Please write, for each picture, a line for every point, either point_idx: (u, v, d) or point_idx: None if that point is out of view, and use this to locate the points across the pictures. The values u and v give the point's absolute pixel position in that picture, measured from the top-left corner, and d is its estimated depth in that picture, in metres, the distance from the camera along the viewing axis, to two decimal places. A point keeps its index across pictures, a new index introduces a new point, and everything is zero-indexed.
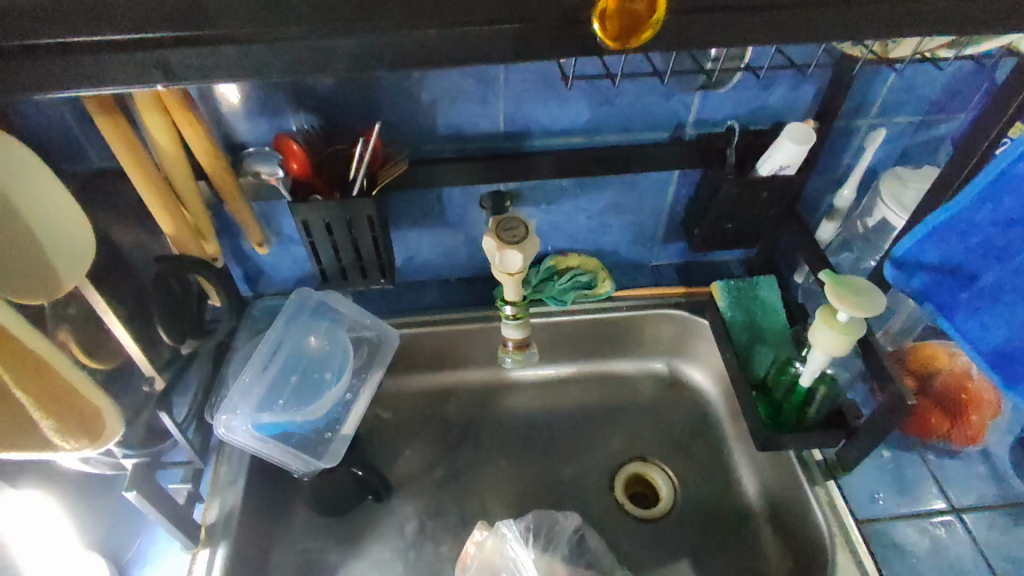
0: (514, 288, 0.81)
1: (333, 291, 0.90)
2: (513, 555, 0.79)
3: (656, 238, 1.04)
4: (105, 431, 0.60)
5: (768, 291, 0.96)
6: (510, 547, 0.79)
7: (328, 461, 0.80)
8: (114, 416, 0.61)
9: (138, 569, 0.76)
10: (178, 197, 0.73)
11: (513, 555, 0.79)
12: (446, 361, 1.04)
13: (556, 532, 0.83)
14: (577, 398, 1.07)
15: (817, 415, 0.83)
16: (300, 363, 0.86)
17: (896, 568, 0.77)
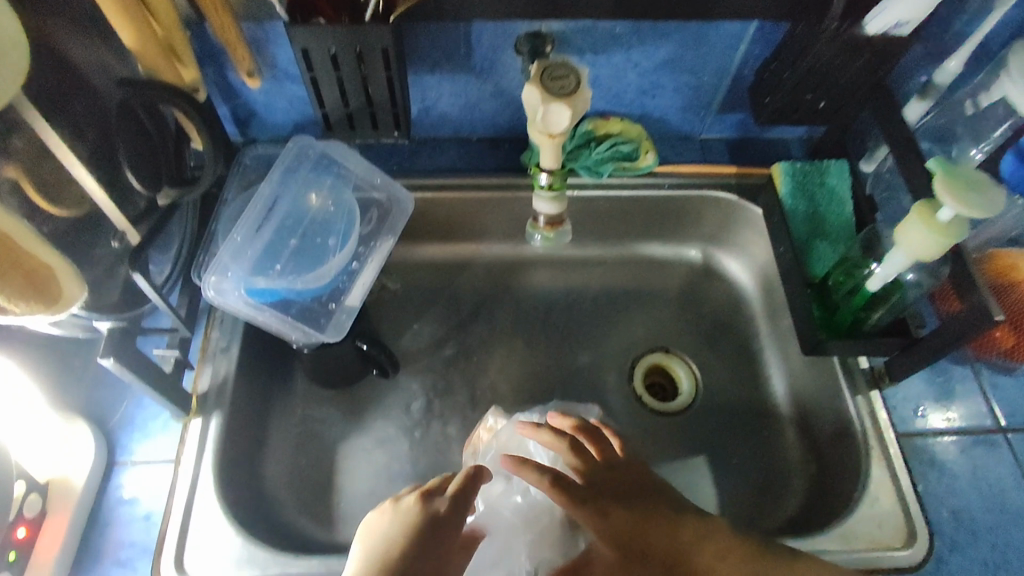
0: (552, 153, 0.68)
1: (337, 143, 0.77)
2: (529, 449, 0.74)
3: (712, 107, 0.89)
4: (63, 295, 0.52)
5: (839, 178, 0.84)
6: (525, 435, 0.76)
7: (332, 335, 0.71)
8: (72, 280, 0.53)
9: (127, 436, 0.70)
10: (144, 5, 0.58)
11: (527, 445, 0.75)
12: (461, 231, 0.94)
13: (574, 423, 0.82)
14: (602, 282, 0.98)
15: (881, 321, 0.74)
16: (299, 225, 0.75)
17: (932, 483, 0.73)
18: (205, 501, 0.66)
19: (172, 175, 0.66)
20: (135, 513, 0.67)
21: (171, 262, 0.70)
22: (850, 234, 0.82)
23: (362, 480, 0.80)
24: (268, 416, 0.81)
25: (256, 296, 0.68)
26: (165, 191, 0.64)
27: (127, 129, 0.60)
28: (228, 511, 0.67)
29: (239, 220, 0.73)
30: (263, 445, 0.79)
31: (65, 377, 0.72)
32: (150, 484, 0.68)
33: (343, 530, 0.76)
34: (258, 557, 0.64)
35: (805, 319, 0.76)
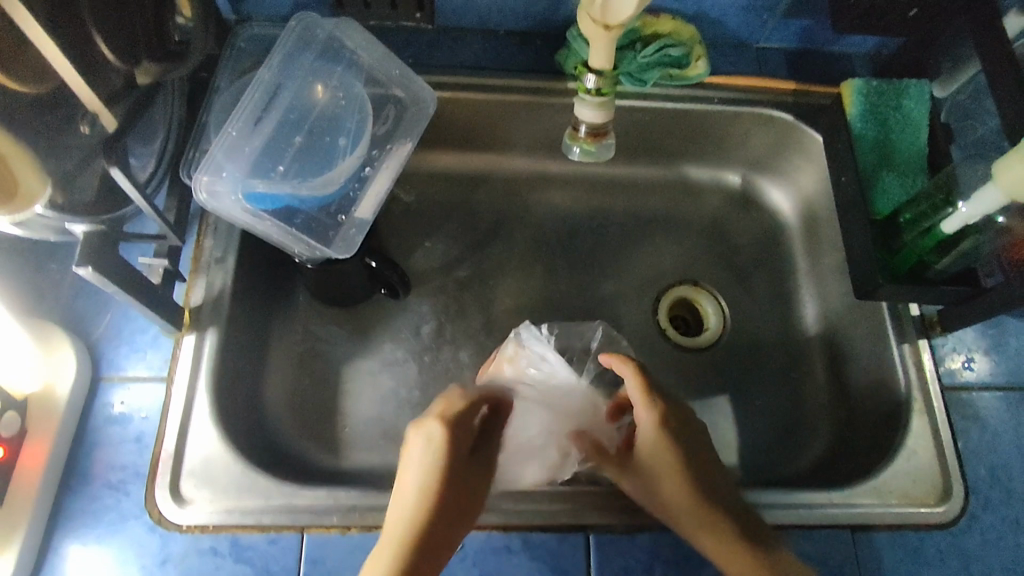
0: (603, 52, 0.59)
1: (347, 22, 0.66)
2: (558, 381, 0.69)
3: (778, 9, 0.77)
4: (22, 190, 0.43)
5: (915, 102, 0.75)
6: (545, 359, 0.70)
7: (340, 251, 0.63)
8: (30, 171, 0.44)
9: (114, 349, 0.64)
10: None
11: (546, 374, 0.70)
12: (481, 140, 0.84)
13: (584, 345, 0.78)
14: (631, 205, 0.89)
15: (946, 269, 0.67)
16: (305, 119, 0.65)
17: (972, 439, 0.69)
18: (200, 423, 0.61)
19: (151, 45, 0.55)
20: (124, 433, 0.61)
21: (154, 158, 0.61)
22: (922, 166, 0.74)
23: (369, 405, 0.74)
24: (267, 331, 0.75)
25: (257, 203, 0.59)
26: (143, 66, 0.55)
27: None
28: (225, 434, 0.62)
29: (236, 109, 0.62)
30: (263, 363, 0.73)
31: (42, 281, 0.65)
32: (141, 401, 0.62)
33: (348, 454, 0.72)
34: (258, 483, 0.60)
35: (866, 258, 0.68)
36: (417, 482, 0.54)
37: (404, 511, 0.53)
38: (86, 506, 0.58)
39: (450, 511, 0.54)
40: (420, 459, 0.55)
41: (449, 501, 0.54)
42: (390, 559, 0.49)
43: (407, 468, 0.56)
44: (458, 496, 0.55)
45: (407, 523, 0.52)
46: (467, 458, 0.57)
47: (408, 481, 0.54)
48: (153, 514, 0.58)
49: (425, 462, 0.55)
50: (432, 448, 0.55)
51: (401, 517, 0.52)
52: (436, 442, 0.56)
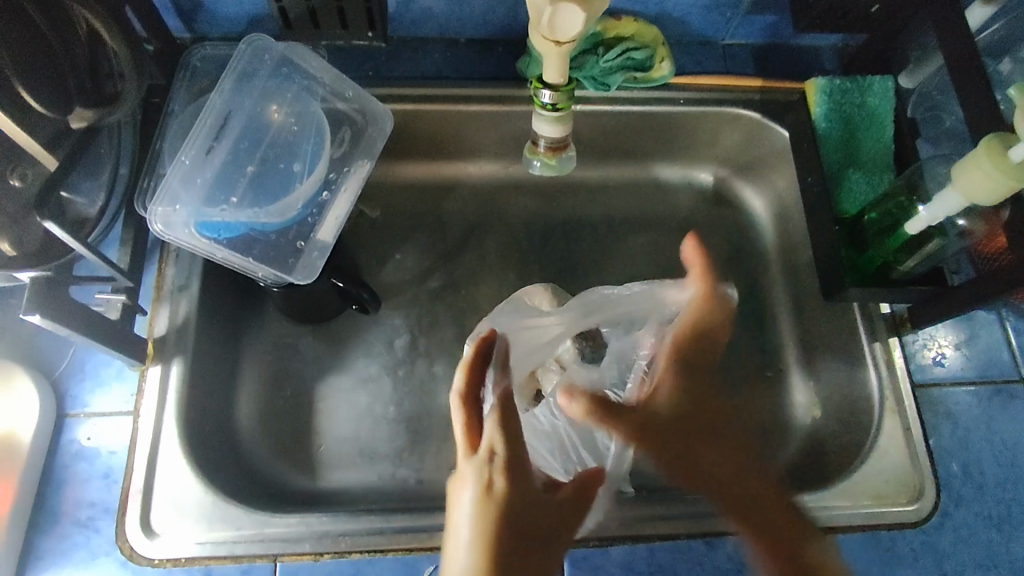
0: (556, 66, 0.58)
1: (298, 45, 0.65)
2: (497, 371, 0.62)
3: (742, 6, 0.75)
4: None
5: (881, 98, 0.75)
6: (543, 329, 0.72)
7: (301, 277, 0.62)
8: None
9: (80, 386, 0.63)
10: None
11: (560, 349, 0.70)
12: (447, 148, 0.83)
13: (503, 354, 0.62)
14: (603, 208, 0.88)
15: (913, 269, 0.67)
16: (259, 145, 0.63)
17: (943, 435, 0.70)
18: (167, 456, 0.61)
19: (85, 91, 0.53)
20: (93, 469, 0.61)
21: (103, 190, 0.61)
22: (887, 163, 0.73)
23: (343, 423, 0.74)
24: (237, 353, 0.74)
25: (212, 232, 0.58)
26: (77, 111, 0.53)
27: (9, 27, 0.47)
28: (195, 465, 0.61)
29: (188, 138, 0.61)
30: (233, 386, 0.73)
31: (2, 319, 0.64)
32: (108, 438, 0.62)
33: (324, 474, 0.72)
34: (230, 514, 0.59)
35: (832, 262, 0.68)
36: (469, 546, 0.47)
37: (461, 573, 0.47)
38: (55, 544, 0.59)
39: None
40: (474, 522, 0.48)
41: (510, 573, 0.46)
42: None
43: (459, 527, 0.49)
44: (520, 561, 0.47)
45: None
46: (532, 507, 0.49)
47: (460, 545, 0.48)
48: (125, 550, 0.58)
49: (474, 527, 0.48)
50: (484, 504, 0.48)
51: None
52: (488, 504, 0.48)
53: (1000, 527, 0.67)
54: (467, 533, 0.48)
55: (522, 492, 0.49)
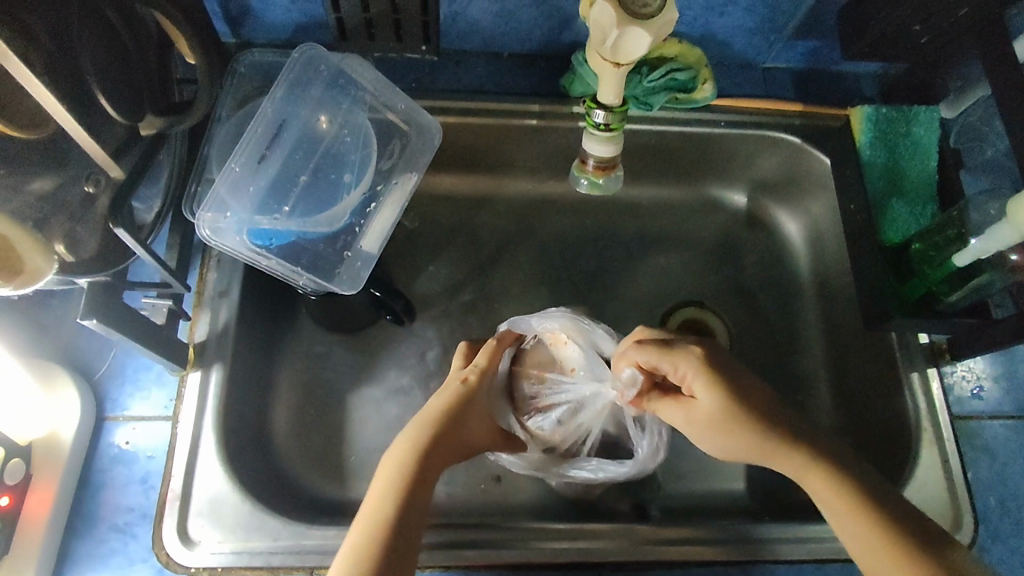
0: (614, 87, 0.58)
1: (354, 56, 0.65)
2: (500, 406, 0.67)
3: (786, 31, 0.76)
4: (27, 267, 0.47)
5: (926, 128, 0.75)
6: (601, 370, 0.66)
7: (346, 287, 0.62)
8: (37, 247, 0.47)
9: (118, 388, 0.63)
10: None
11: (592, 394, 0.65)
12: (485, 161, 0.83)
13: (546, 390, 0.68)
14: (636, 225, 0.88)
15: (959, 302, 0.66)
16: (310, 154, 0.63)
17: (980, 469, 0.69)
18: (207, 462, 0.60)
19: (156, 102, 0.55)
20: (132, 474, 0.61)
21: (159, 198, 0.60)
22: (931, 193, 0.74)
23: (375, 434, 0.73)
24: (272, 361, 0.74)
25: (263, 240, 0.59)
26: (149, 120, 0.54)
27: (97, 40, 0.48)
28: (233, 473, 0.61)
29: (239, 145, 0.61)
30: (266, 393, 0.72)
31: (44, 321, 0.64)
32: (147, 441, 0.62)
33: (355, 485, 0.71)
34: (266, 523, 0.59)
35: (874, 290, 0.69)
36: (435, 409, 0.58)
37: (396, 457, 0.54)
38: (91, 550, 0.59)
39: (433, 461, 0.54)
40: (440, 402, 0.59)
41: (443, 443, 0.56)
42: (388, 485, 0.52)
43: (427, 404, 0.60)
44: (453, 437, 0.58)
45: (397, 452, 0.54)
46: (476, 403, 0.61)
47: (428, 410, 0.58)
48: (161, 557, 0.58)
49: (444, 396, 0.60)
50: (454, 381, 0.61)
51: (394, 474, 0.52)
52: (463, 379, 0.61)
53: None
54: (442, 398, 0.60)
55: (468, 416, 0.60)
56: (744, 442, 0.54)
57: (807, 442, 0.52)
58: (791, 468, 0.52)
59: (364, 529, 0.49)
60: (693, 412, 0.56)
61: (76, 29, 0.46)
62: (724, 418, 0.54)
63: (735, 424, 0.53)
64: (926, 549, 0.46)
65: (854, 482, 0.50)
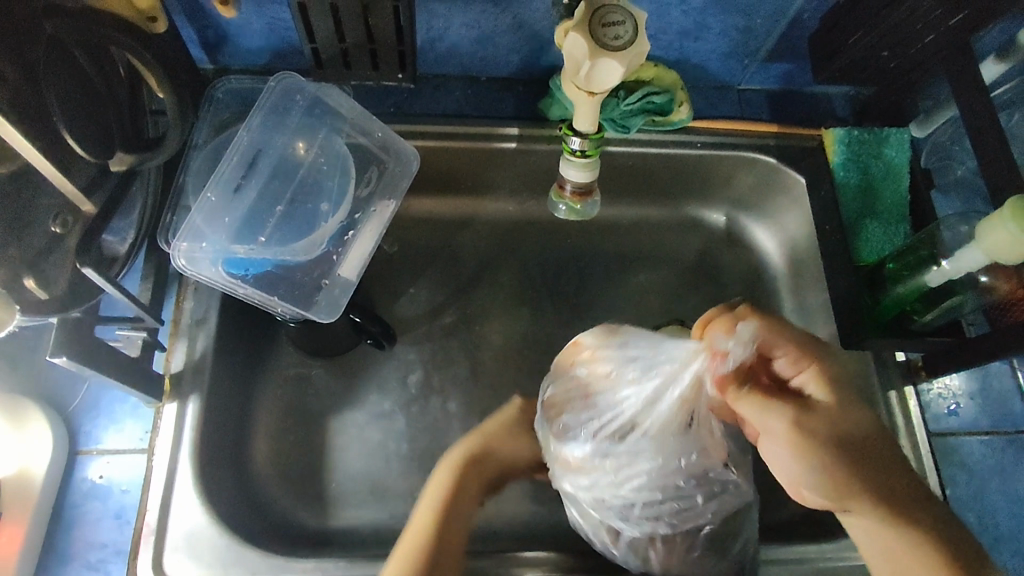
0: (590, 114, 0.58)
1: (330, 85, 0.65)
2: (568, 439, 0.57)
3: (759, 54, 0.77)
4: None
5: (895, 150, 0.77)
6: (664, 347, 0.56)
7: (324, 315, 0.61)
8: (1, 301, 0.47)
9: (91, 423, 0.62)
10: None
11: (660, 379, 0.54)
12: (464, 183, 0.83)
13: (609, 408, 0.56)
14: (617, 245, 0.88)
15: (932, 321, 0.68)
16: (286, 182, 0.63)
17: (958, 486, 0.70)
18: (182, 496, 0.59)
19: (127, 137, 0.55)
20: (105, 509, 0.60)
21: (133, 228, 0.61)
22: (903, 214, 0.75)
23: (356, 461, 0.72)
24: (250, 389, 0.73)
25: (238, 269, 0.59)
26: (119, 156, 0.54)
27: (64, 79, 0.48)
28: (210, 507, 0.60)
29: (215, 174, 0.61)
30: (244, 422, 0.71)
31: (14, 355, 0.63)
32: (120, 476, 0.61)
33: (335, 513, 0.70)
34: (244, 557, 0.58)
35: (849, 308, 0.70)
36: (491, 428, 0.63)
37: (440, 484, 0.58)
38: None
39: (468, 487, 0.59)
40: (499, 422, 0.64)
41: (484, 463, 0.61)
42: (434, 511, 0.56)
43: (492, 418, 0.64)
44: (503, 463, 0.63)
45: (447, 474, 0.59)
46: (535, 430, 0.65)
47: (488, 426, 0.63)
48: None
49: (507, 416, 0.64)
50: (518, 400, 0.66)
51: (423, 522, 0.55)
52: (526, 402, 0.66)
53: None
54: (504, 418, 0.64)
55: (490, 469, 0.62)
56: (840, 473, 0.47)
57: (902, 508, 0.46)
58: (877, 526, 0.46)
59: (402, 559, 0.52)
60: (802, 418, 0.48)
61: (43, 69, 0.46)
62: (837, 441, 0.47)
63: (843, 446, 0.47)
64: None
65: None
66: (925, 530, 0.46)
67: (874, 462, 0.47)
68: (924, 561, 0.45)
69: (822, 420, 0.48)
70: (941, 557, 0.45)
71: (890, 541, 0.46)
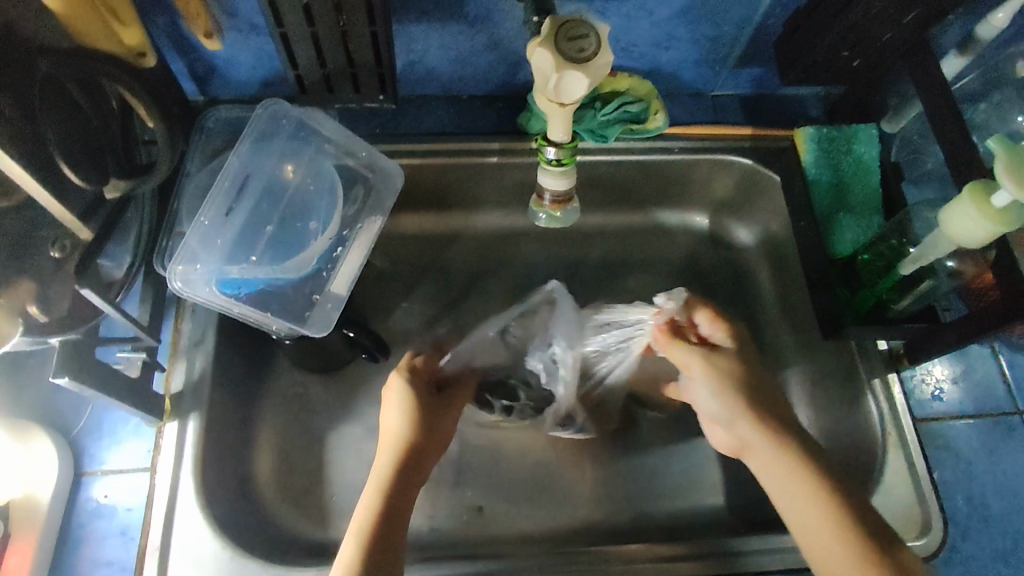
0: (562, 124, 0.60)
1: (315, 110, 0.68)
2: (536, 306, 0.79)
3: (730, 60, 0.80)
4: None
5: (865, 147, 0.80)
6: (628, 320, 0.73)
7: (316, 330, 0.64)
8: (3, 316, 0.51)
9: (95, 444, 0.64)
10: None
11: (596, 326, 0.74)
12: (450, 199, 0.86)
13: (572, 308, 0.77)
14: (604, 251, 0.91)
15: (907, 308, 0.70)
16: (275, 203, 0.66)
17: (946, 469, 0.71)
18: (185, 511, 0.61)
19: (121, 164, 0.57)
20: (110, 528, 0.62)
21: (129, 256, 0.62)
22: (876, 207, 0.78)
23: (355, 473, 0.74)
24: (250, 407, 0.75)
25: (231, 288, 0.61)
26: (113, 182, 0.57)
27: (57, 115, 0.51)
28: (214, 522, 0.61)
29: (207, 199, 0.64)
30: (244, 438, 0.73)
31: (19, 382, 0.66)
32: (124, 494, 0.63)
33: (336, 524, 0.72)
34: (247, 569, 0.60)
35: (826, 300, 0.72)
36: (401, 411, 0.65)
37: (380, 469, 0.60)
38: None
39: (405, 479, 0.60)
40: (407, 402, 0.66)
41: (414, 443, 0.62)
42: (376, 494, 0.58)
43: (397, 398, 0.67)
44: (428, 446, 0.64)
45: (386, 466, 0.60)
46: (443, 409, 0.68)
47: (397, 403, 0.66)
48: None
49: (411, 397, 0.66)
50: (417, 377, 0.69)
51: (371, 499, 0.57)
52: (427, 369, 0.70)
53: (1008, 560, 0.69)
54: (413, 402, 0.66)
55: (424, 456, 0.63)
56: (737, 400, 0.61)
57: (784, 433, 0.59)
58: (764, 444, 0.59)
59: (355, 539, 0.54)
60: (715, 357, 0.63)
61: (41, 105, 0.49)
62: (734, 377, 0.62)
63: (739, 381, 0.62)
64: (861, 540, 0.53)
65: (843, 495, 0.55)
66: (801, 447, 0.58)
67: (762, 395, 0.61)
68: (792, 470, 0.57)
69: (730, 359, 0.64)
70: (804, 465, 0.57)
71: (768, 453, 0.59)
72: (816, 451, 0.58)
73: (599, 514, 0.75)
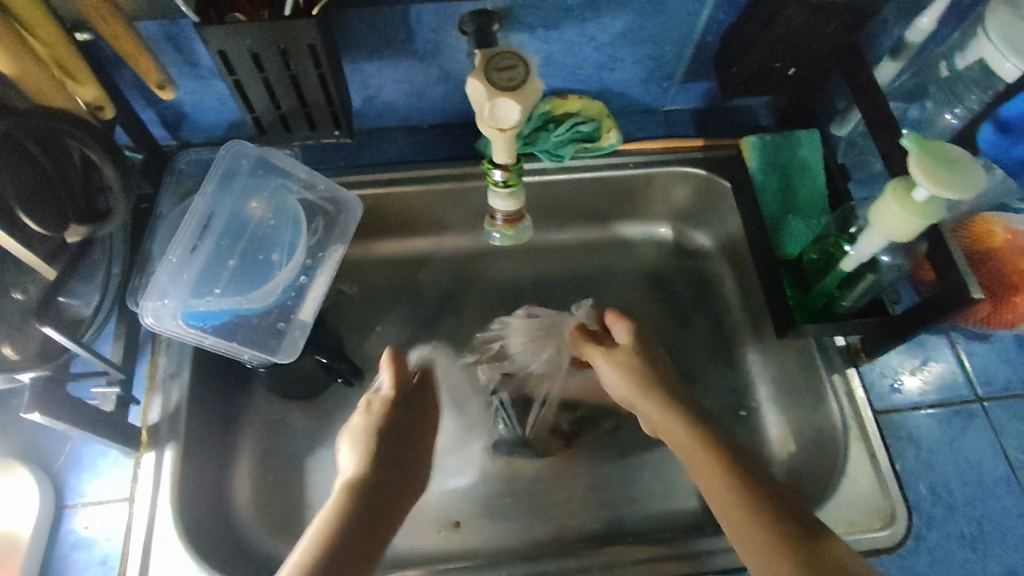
0: (504, 146, 0.63)
1: (275, 148, 0.72)
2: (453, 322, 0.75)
3: (676, 77, 0.83)
4: None
5: (811, 150, 0.82)
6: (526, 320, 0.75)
7: (283, 356, 0.66)
8: None
9: (74, 477, 0.67)
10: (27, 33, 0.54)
11: None
12: (418, 224, 0.89)
13: None
14: (571, 265, 0.93)
15: (855, 303, 0.72)
16: (240, 238, 0.70)
17: (908, 460, 0.73)
18: (159, 536, 0.63)
19: (79, 211, 0.61)
20: (90, 558, 0.64)
21: (97, 293, 0.64)
22: (824, 208, 0.80)
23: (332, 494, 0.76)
24: (229, 435, 0.77)
25: (198, 321, 0.63)
26: (73, 228, 0.60)
27: (17, 169, 0.55)
28: (187, 545, 0.64)
29: (175, 238, 0.67)
30: (223, 466, 0.76)
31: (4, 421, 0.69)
32: (103, 524, 0.65)
33: None
34: None
35: (778, 300, 0.74)
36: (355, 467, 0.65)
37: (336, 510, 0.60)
38: None
39: (360, 515, 0.59)
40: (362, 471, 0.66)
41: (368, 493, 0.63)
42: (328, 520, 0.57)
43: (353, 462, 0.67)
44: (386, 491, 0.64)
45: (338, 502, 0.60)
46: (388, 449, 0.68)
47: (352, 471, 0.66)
48: None
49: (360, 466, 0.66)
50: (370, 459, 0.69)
51: (325, 524, 0.56)
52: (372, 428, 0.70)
53: (975, 546, 0.69)
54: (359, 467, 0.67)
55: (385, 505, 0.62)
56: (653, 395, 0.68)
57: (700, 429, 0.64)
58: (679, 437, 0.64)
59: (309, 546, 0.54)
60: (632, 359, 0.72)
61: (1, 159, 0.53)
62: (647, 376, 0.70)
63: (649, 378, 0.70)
64: (784, 528, 0.54)
65: (755, 479, 0.59)
66: (718, 444, 0.62)
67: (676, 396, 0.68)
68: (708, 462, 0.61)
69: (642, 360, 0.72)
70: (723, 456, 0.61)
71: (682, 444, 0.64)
72: (740, 452, 0.62)
73: (572, 523, 0.77)
